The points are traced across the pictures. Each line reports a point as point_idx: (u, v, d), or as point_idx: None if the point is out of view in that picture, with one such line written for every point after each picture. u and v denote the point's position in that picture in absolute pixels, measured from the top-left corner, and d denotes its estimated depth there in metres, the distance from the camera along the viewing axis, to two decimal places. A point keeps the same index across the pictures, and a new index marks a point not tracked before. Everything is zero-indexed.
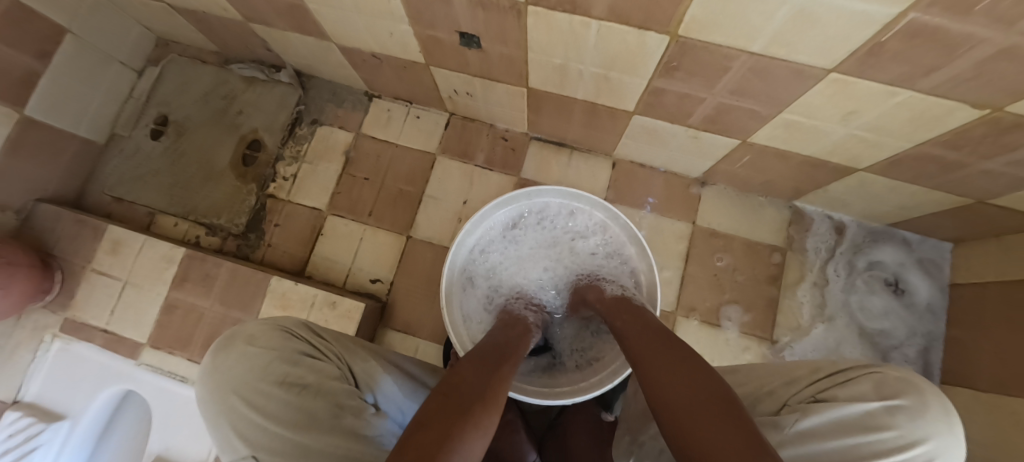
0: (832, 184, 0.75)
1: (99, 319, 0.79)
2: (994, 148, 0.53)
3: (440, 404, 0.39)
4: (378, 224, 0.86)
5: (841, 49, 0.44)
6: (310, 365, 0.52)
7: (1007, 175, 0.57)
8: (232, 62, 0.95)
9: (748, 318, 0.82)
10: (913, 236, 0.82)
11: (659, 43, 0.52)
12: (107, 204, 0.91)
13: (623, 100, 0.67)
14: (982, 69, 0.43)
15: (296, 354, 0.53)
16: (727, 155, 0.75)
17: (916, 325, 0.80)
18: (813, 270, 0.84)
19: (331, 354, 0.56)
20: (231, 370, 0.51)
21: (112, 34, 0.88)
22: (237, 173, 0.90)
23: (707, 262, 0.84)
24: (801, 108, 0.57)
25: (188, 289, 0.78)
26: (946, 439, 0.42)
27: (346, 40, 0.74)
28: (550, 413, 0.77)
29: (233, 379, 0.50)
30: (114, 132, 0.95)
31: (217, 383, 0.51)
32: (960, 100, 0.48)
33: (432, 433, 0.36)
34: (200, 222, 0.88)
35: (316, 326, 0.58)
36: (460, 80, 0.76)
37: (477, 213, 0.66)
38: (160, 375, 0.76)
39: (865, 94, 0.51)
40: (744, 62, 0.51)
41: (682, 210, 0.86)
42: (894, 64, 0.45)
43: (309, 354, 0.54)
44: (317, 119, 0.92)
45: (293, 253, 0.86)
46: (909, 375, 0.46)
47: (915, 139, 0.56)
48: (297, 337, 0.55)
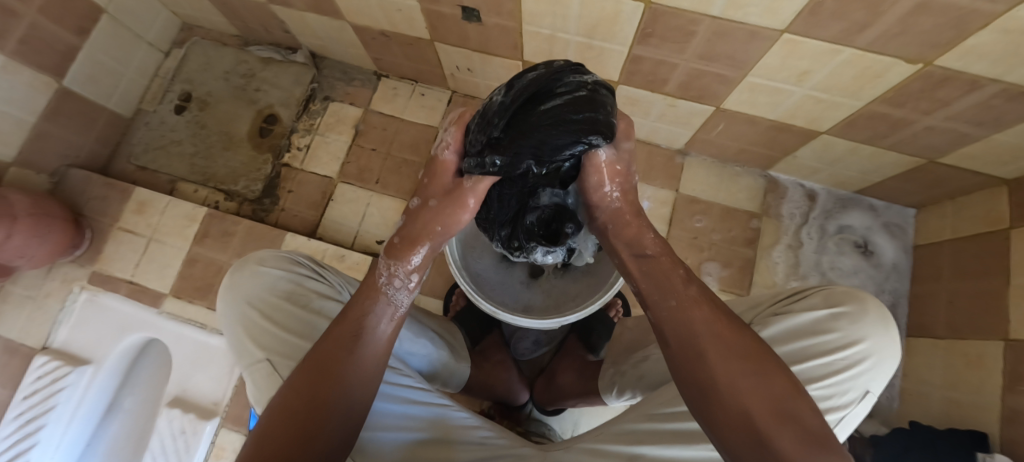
0: (799, 150, 0.82)
1: (124, 272, 0.85)
2: (931, 103, 0.60)
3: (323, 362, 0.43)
4: (384, 190, 0.94)
5: (786, 10, 0.52)
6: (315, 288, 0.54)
7: (947, 131, 0.64)
8: (251, 44, 1.03)
9: (726, 274, 0.89)
10: (879, 203, 0.89)
11: (634, 10, 0.60)
12: (131, 173, 0.99)
13: (607, 70, 0.75)
14: (905, 25, 0.50)
15: (302, 276, 0.54)
16: (703, 123, 0.82)
17: (882, 283, 0.86)
18: (788, 234, 0.91)
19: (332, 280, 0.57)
20: (241, 287, 0.53)
21: (144, 17, 0.95)
22: (254, 144, 0.98)
23: (687, 225, 0.92)
24: (761, 71, 0.64)
25: (209, 245, 0.85)
26: (883, 340, 0.45)
27: (358, 17, 0.81)
28: (540, 361, 0.83)
29: (241, 294, 0.53)
30: (140, 107, 1.02)
31: (228, 299, 0.53)
32: (894, 56, 0.55)
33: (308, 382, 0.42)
34: (218, 188, 0.96)
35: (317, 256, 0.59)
36: (461, 55, 0.84)
37: None
38: (180, 323, 0.83)
39: (814, 54, 0.58)
40: (707, 27, 0.59)
41: (664, 178, 0.94)
42: (834, 23, 0.52)
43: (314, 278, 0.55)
44: (329, 96, 1.00)
45: (304, 216, 0.93)
46: (852, 287, 0.48)
47: (862, 98, 0.63)
48: (301, 262, 0.56)
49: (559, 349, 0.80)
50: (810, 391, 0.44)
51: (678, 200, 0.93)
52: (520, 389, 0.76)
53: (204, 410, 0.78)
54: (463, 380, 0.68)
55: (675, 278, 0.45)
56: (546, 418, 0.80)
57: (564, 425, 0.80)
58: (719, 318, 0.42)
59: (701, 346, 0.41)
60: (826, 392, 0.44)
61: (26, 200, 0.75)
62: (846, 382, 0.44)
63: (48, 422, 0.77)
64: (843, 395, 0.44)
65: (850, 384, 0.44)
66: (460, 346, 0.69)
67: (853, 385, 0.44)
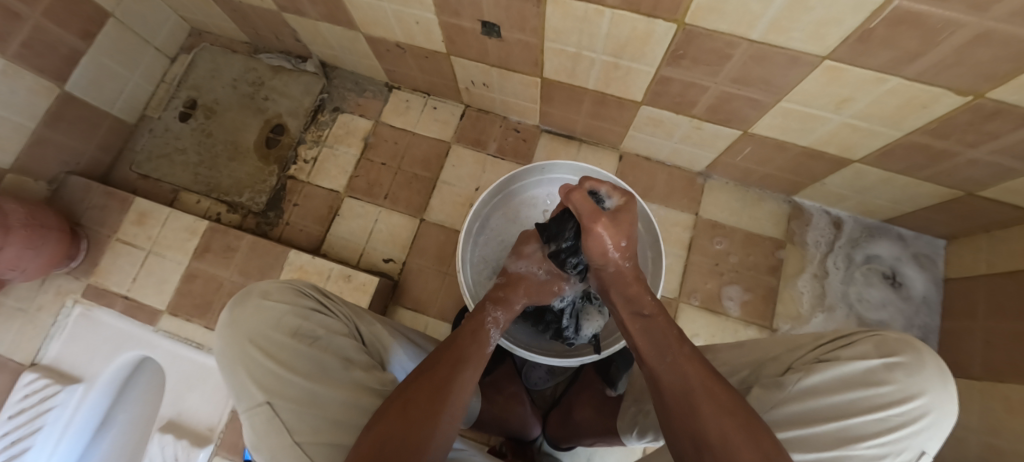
0: (828, 177, 0.79)
1: (121, 285, 0.82)
2: (979, 136, 0.57)
3: (425, 397, 0.42)
4: (392, 206, 0.90)
5: (834, 35, 0.49)
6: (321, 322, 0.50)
7: (991, 165, 0.61)
8: (261, 52, 1.01)
9: (747, 302, 0.86)
10: (908, 232, 0.86)
11: (667, 30, 0.57)
12: (133, 181, 0.96)
13: (631, 90, 0.72)
14: (962, 56, 0.47)
15: (307, 309, 0.51)
16: (729, 147, 0.79)
17: (912, 317, 0.82)
18: (812, 263, 0.87)
19: (340, 314, 0.54)
20: (241, 322, 0.48)
21: (152, 22, 0.93)
22: (260, 154, 0.95)
23: (708, 250, 0.88)
24: (798, 96, 0.61)
25: (210, 260, 0.81)
26: (943, 395, 0.41)
27: (373, 29, 0.79)
28: (552, 392, 0.80)
29: (243, 332, 0.48)
30: (145, 113, 0.99)
31: (225, 336, 0.49)
32: (943, 87, 0.52)
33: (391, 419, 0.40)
34: (222, 199, 0.92)
35: (323, 288, 0.55)
36: (478, 70, 0.81)
37: (493, 184, 0.69)
38: (177, 342, 0.79)
39: (856, 82, 0.55)
40: (744, 50, 0.56)
41: (684, 201, 0.91)
42: (883, 50, 0.49)
43: (320, 311, 0.52)
44: (339, 107, 0.97)
45: (309, 231, 0.90)
46: (907, 336, 0.45)
47: (903, 127, 0.60)
48: (307, 295, 0.52)
49: (574, 381, 0.76)
50: (860, 448, 0.40)
51: (698, 225, 0.90)
52: (534, 423, 0.72)
53: (198, 436, 0.74)
54: (474, 417, 0.59)
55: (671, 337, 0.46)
56: (558, 453, 0.76)
57: (577, 460, 0.76)
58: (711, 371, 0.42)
59: (693, 398, 0.41)
60: (878, 450, 0.40)
61: (21, 210, 0.71)
62: (902, 441, 0.40)
63: (33, 445, 0.73)
64: (898, 455, 0.40)
65: (906, 443, 0.40)
66: None
67: (909, 445, 0.40)
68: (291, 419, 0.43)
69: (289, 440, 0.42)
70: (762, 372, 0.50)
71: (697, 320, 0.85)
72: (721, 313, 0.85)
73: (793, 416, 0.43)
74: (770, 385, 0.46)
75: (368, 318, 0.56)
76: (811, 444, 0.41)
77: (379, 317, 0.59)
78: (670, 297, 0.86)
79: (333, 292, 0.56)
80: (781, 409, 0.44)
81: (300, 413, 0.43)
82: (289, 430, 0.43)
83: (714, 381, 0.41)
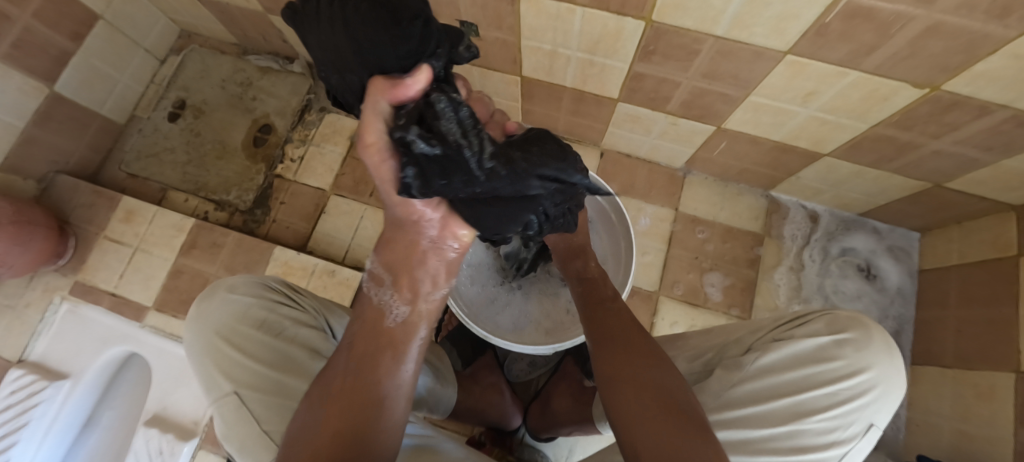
0: (803, 171, 0.80)
1: (108, 282, 0.83)
2: (940, 128, 0.59)
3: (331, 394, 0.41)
4: (378, 203, 0.92)
5: (794, 29, 0.51)
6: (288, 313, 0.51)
7: (955, 156, 0.63)
8: (250, 53, 1.03)
9: (729, 295, 0.87)
10: (883, 225, 0.87)
11: (637, 27, 0.59)
12: (122, 180, 0.97)
13: (607, 87, 0.74)
14: (915, 48, 0.48)
15: (274, 302, 0.52)
16: (705, 142, 0.81)
17: (887, 308, 0.84)
18: (790, 256, 0.88)
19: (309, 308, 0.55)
20: (208, 316, 0.49)
21: (141, 24, 0.95)
22: (248, 153, 0.96)
23: (689, 243, 0.89)
24: (766, 91, 0.63)
25: (196, 256, 0.82)
26: (888, 369, 0.43)
27: None
28: (535, 384, 0.81)
29: (211, 324, 0.49)
30: (134, 114, 1.01)
31: (194, 329, 0.50)
32: (902, 79, 0.53)
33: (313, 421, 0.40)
34: (209, 198, 0.94)
35: (293, 281, 0.56)
36: (460, 69, 0.83)
37: None
38: (162, 338, 0.80)
39: (820, 75, 0.57)
40: (711, 46, 0.58)
41: (666, 196, 0.92)
42: (841, 44, 0.51)
43: (288, 304, 0.53)
44: (326, 106, 0.99)
45: (296, 228, 0.91)
46: (857, 313, 0.47)
47: (869, 119, 0.62)
48: (273, 289, 0.53)
49: (554, 372, 0.77)
50: (811, 422, 0.41)
51: (678, 219, 0.90)
52: (513, 414, 0.73)
53: (183, 430, 0.75)
54: (450, 405, 0.64)
55: (603, 297, 0.56)
56: (539, 444, 0.77)
57: (559, 451, 0.77)
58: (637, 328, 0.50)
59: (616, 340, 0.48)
60: (828, 424, 0.41)
61: (9, 207, 0.72)
62: (851, 414, 0.41)
63: (20, 439, 0.73)
64: (848, 428, 0.41)
65: (855, 416, 0.41)
66: (446, 370, 0.64)
67: (858, 417, 0.42)
68: (258, 407, 0.44)
69: (257, 430, 0.43)
70: (725, 353, 0.50)
71: (678, 311, 0.86)
72: (702, 304, 0.86)
73: (751, 393, 0.44)
74: (730, 366, 0.46)
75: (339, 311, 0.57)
76: (767, 420, 0.42)
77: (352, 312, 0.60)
78: (652, 290, 0.87)
79: (305, 285, 0.57)
80: (740, 388, 0.44)
81: (268, 402, 0.45)
82: (257, 419, 0.44)
83: (638, 330, 0.49)
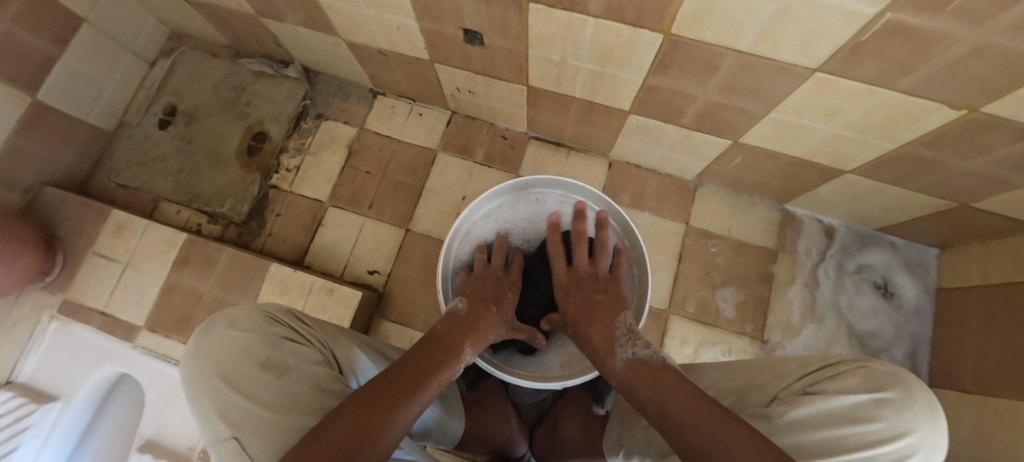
0: (820, 186, 0.77)
1: (97, 300, 0.79)
2: (972, 148, 0.56)
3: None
4: (378, 216, 0.88)
5: (824, 46, 0.48)
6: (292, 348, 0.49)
7: (986, 176, 0.59)
8: (242, 56, 0.98)
9: (741, 313, 0.83)
10: (900, 240, 0.84)
11: (653, 40, 0.55)
12: (112, 191, 0.93)
13: (618, 99, 0.70)
14: (955, 69, 0.45)
15: (278, 337, 0.50)
16: (719, 155, 0.77)
17: (904, 327, 0.81)
18: (804, 273, 0.85)
19: (315, 340, 0.53)
20: (209, 354, 0.47)
21: (129, 27, 0.91)
22: (241, 162, 0.92)
23: (700, 260, 0.86)
24: (788, 107, 0.59)
25: (189, 273, 0.78)
26: (931, 435, 0.40)
27: (355, 34, 0.77)
28: (541, 405, 0.78)
29: (210, 363, 0.47)
30: (123, 120, 0.97)
31: (192, 368, 0.47)
32: (937, 100, 0.50)
33: None
34: (202, 209, 0.90)
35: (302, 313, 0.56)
36: (463, 77, 0.79)
37: (481, 196, 0.68)
38: (155, 359, 0.77)
39: (848, 94, 0.54)
40: (733, 61, 0.54)
41: (676, 209, 0.88)
42: (875, 62, 0.48)
43: (294, 340, 0.51)
44: (322, 113, 0.95)
45: (292, 241, 0.87)
46: (896, 368, 0.44)
47: (896, 138, 0.59)
48: (279, 323, 0.52)
49: (561, 394, 0.75)
50: None
51: (688, 233, 0.87)
52: (520, 441, 0.71)
53: (177, 456, 0.72)
54: (456, 436, 0.62)
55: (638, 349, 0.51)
56: None
57: None
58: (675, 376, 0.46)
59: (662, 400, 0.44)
60: None
61: None
62: None
63: None
64: None
65: None
66: (454, 398, 0.62)
67: None
68: (257, 453, 0.40)
69: None
70: (748, 399, 0.49)
71: (688, 330, 0.83)
72: (714, 322, 0.83)
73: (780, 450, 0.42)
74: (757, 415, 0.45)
75: (347, 343, 0.55)
76: None
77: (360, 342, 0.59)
78: (661, 309, 0.84)
79: (312, 318, 0.56)
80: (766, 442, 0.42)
81: (267, 446, 0.41)
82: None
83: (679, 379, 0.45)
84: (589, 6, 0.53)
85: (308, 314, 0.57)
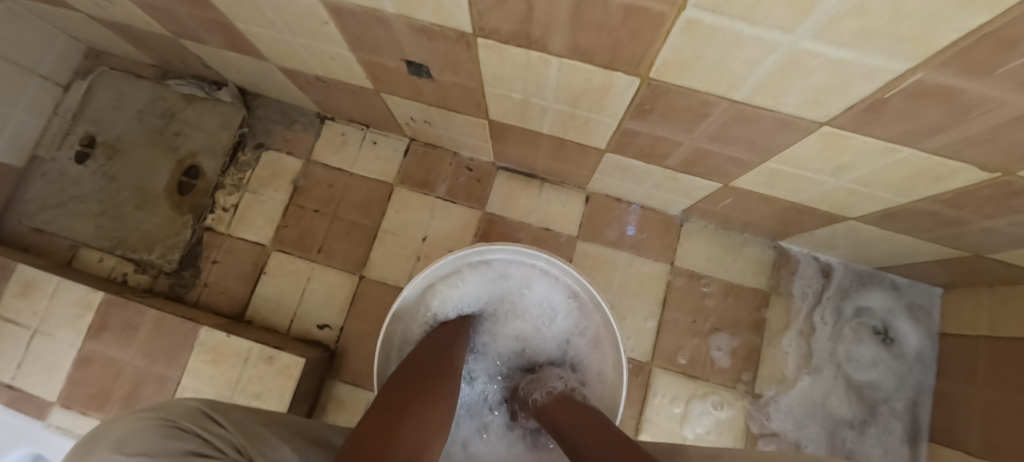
0: (820, 228, 0.69)
1: (4, 372, 0.70)
2: (998, 209, 0.47)
3: None
4: (328, 262, 0.79)
5: (835, 102, 0.38)
6: None
7: (1011, 234, 0.51)
8: (170, 77, 0.87)
9: (731, 363, 0.77)
10: (902, 280, 0.77)
11: (628, 84, 0.45)
12: (25, 236, 0.82)
13: (592, 138, 0.61)
14: (996, 133, 0.36)
15: (183, 458, 0.36)
16: (707, 196, 0.68)
17: (905, 377, 0.75)
18: (799, 318, 0.79)
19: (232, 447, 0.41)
20: None
21: (31, 48, 0.78)
22: (172, 202, 0.82)
23: (686, 305, 0.78)
24: (787, 157, 0.50)
25: (107, 340, 0.69)
26: None
27: (287, 61, 0.66)
28: None
29: None
30: (36, 154, 0.85)
31: None
32: (966, 161, 0.41)
33: None
34: (128, 257, 0.80)
35: (209, 405, 0.43)
36: (416, 108, 0.69)
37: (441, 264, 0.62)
38: (73, 438, 0.68)
39: (859, 149, 0.45)
40: (724, 110, 0.45)
41: (661, 248, 0.80)
42: (896, 121, 0.39)
43: (203, 453, 0.38)
44: (263, 143, 0.84)
45: (231, 293, 0.78)
46: None
47: (912, 194, 0.50)
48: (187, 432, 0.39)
49: None
50: None
51: (675, 275, 0.79)
52: None
53: None
54: None
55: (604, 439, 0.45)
56: None
57: None
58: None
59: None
60: None
61: None
62: None
63: None
64: None
65: None
66: None
67: None
68: None
69: None
70: None
71: (673, 385, 0.76)
72: (702, 375, 0.76)
73: None
74: None
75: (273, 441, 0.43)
76: None
77: (289, 428, 0.47)
78: (644, 361, 0.76)
79: (223, 408, 0.44)
80: None
81: None
82: None
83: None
84: (547, 47, 0.42)
85: (220, 402, 0.45)
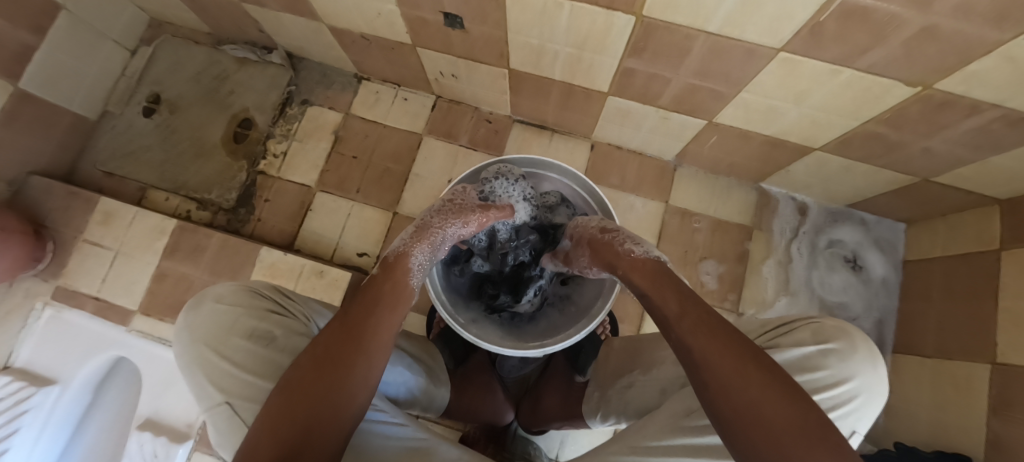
0: (793, 165, 0.80)
1: (90, 287, 0.81)
2: (929, 126, 0.58)
3: (308, 380, 0.43)
4: (365, 200, 0.90)
5: (786, 28, 0.49)
6: (279, 320, 0.52)
7: (945, 153, 0.62)
8: (224, 43, 0.98)
9: (717, 288, 0.87)
10: (870, 216, 0.87)
11: (626, 24, 0.56)
12: (98, 179, 0.94)
13: (596, 81, 0.72)
14: (909, 49, 0.47)
15: (264, 311, 0.52)
16: (695, 136, 0.80)
17: (871, 299, 0.85)
18: (778, 250, 0.89)
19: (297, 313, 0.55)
20: (197, 326, 0.50)
21: (108, 15, 0.90)
22: (228, 150, 0.94)
23: (678, 239, 0.89)
24: (757, 88, 0.62)
25: (179, 259, 0.81)
26: (869, 377, 0.45)
27: (337, 20, 0.77)
28: (528, 378, 0.81)
29: (200, 335, 0.50)
30: (106, 109, 0.97)
31: (182, 338, 0.50)
32: (894, 79, 0.52)
33: (305, 380, 0.43)
34: (191, 197, 0.91)
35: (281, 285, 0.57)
36: (446, 62, 0.80)
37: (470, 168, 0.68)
38: (150, 341, 0.80)
39: (812, 74, 0.56)
40: (703, 43, 0.56)
41: (657, 189, 0.91)
42: (835, 44, 0.50)
43: (277, 311, 0.53)
44: (308, 99, 0.96)
45: (281, 227, 0.89)
46: (843, 323, 0.49)
47: (861, 118, 0.61)
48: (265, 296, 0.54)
49: (545, 367, 0.78)
50: None
51: (669, 213, 0.90)
52: (506, 409, 0.76)
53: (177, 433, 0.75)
54: (444, 404, 0.67)
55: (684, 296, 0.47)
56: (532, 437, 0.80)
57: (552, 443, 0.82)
58: (739, 351, 0.41)
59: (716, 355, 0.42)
60: None
61: None
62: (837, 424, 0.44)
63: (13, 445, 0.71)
64: None
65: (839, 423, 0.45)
66: (440, 370, 0.67)
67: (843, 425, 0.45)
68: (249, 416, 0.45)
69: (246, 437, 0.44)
70: None
71: None
72: None
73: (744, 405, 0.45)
74: None
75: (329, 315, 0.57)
76: None
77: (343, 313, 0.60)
78: None
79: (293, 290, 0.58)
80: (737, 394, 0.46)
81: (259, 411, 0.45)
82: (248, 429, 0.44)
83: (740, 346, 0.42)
84: None
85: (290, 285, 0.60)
